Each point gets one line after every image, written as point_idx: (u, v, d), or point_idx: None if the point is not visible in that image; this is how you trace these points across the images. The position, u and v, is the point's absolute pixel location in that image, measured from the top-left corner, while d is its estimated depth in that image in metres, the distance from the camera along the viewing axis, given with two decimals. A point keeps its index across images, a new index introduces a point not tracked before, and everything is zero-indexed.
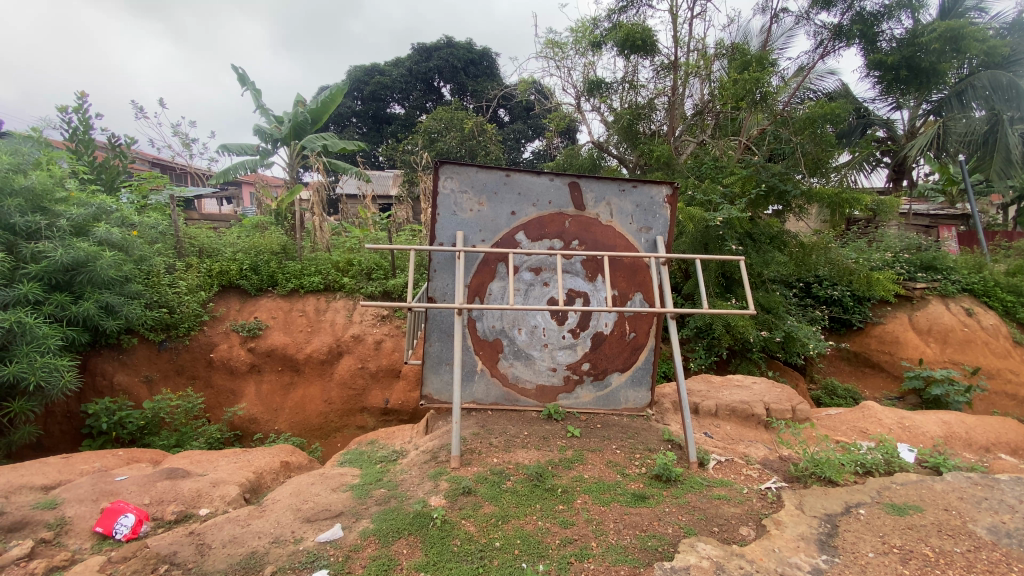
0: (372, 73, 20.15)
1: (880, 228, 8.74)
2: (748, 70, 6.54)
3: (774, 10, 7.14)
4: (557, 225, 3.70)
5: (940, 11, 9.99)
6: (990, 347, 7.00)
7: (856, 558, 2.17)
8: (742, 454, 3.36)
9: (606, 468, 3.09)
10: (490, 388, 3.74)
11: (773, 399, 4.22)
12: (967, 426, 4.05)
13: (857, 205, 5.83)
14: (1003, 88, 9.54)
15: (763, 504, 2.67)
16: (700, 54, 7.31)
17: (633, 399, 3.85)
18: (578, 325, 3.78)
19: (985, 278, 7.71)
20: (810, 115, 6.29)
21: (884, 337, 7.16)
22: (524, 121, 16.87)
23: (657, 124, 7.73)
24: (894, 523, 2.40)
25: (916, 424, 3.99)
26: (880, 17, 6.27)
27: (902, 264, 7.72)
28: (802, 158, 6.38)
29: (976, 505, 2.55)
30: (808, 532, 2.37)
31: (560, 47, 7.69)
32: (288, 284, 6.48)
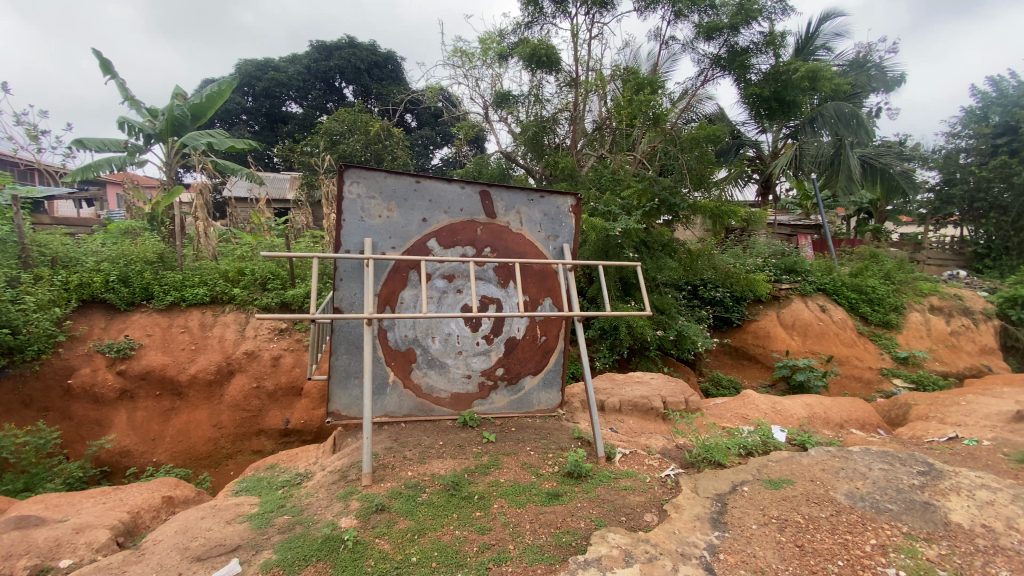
0: (265, 69, 18.88)
1: (751, 236, 9.94)
2: (642, 92, 7.09)
3: (664, 38, 7.82)
4: (468, 232, 3.72)
5: (796, 49, 11.59)
6: (840, 338, 8.16)
7: (743, 531, 2.42)
8: (643, 446, 3.61)
9: (521, 471, 3.15)
10: (403, 400, 3.66)
11: (669, 393, 4.59)
12: (825, 407, 4.72)
13: (734, 216, 6.54)
14: (845, 117, 11.27)
15: (663, 491, 2.88)
16: (596, 74, 7.80)
17: (545, 400, 3.98)
18: (491, 330, 3.82)
19: (834, 279, 9.00)
20: (694, 136, 6.92)
21: (757, 332, 8.15)
22: (432, 127, 16.74)
23: (561, 137, 8.11)
24: (772, 497, 2.72)
25: (786, 408, 4.57)
26: (751, 52, 7.11)
27: (771, 268, 8.91)
28: (687, 173, 7.04)
29: (836, 474, 2.94)
30: (702, 512, 2.60)
31: (467, 56, 7.76)
32: (166, 297, 5.78)
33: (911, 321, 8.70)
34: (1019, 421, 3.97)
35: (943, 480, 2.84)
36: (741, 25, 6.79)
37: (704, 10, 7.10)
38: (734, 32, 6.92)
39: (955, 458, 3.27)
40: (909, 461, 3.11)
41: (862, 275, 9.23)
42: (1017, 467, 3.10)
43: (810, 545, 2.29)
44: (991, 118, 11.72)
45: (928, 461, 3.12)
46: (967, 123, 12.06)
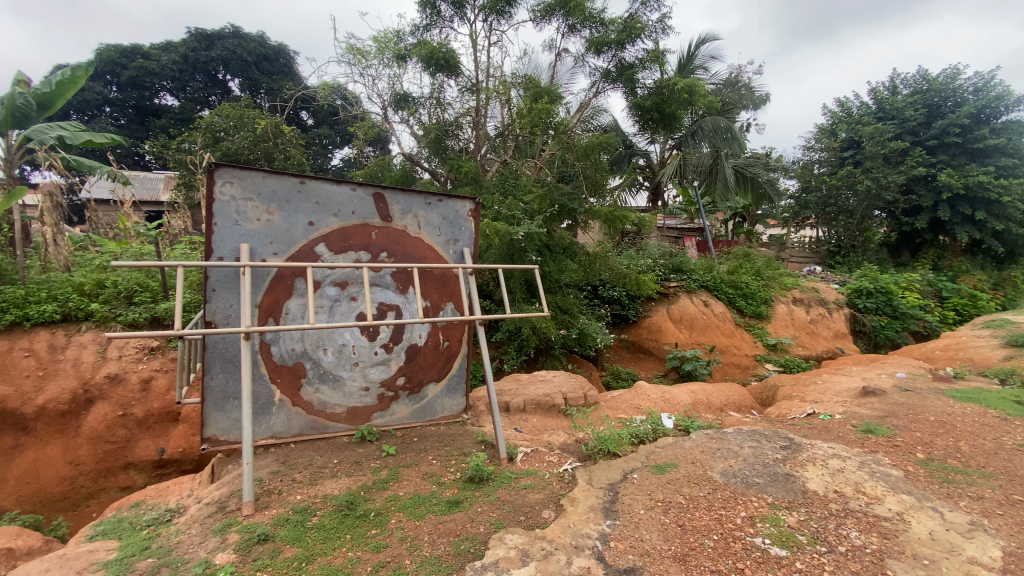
0: (132, 56, 16.77)
1: (643, 239, 10.68)
2: (540, 100, 7.26)
3: (559, 49, 8.10)
4: (361, 236, 3.55)
5: (679, 67, 12.69)
6: (721, 329, 9.03)
7: (632, 517, 2.56)
8: (545, 443, 3.69)
9: (421, 481, 3.05)
10: (292, 418, 3.41)
11: (569, 389, 4.75)
12: (707, 393, 5.18)
13: (626, 220, 6.96)
14: (721, 131, 12.56)
15: (561, 486, 2.95)
16: (497, 80, 7.88)
17: (449, 407, 3.92)
18: (391, 339, 3.67)
19: (714, 276, 9.94)
20: (589, 145, 7.20)
21: (651, 327, 8.77)
22: (329, 126, 15.89)
23: (464, 141, 8.08)
24: (658, 481, 2.91)
25: (673, 396, 4.95)
26: (637, 67, 7.59)
27: (660, 268, 9.63)
28: (584, 180, 7.37)
29: (713, 455, 3.21)
30: (596, 503, 2.70)
31: (362, 54, 7.47)
32: (3, 316, 4.87)
33: (778, 311, 9.85)
34: (860, 395, 4.63)
35: (801, 453, 3.22)
36: (626, 41, 7.24)
37: (594, 26, 7.49)
38: (621, 48, 7.38)
39: (812, 432, 3.73)
40: (774, 437, 3.48)
41: (737, 273, 10.29)
42: (858, 435, 3.60)
43: (690, 524, 2.46)
44: (837, 134, 13.60)
45: (789, 436, 3.52)
46: (819, 138, 13.86)
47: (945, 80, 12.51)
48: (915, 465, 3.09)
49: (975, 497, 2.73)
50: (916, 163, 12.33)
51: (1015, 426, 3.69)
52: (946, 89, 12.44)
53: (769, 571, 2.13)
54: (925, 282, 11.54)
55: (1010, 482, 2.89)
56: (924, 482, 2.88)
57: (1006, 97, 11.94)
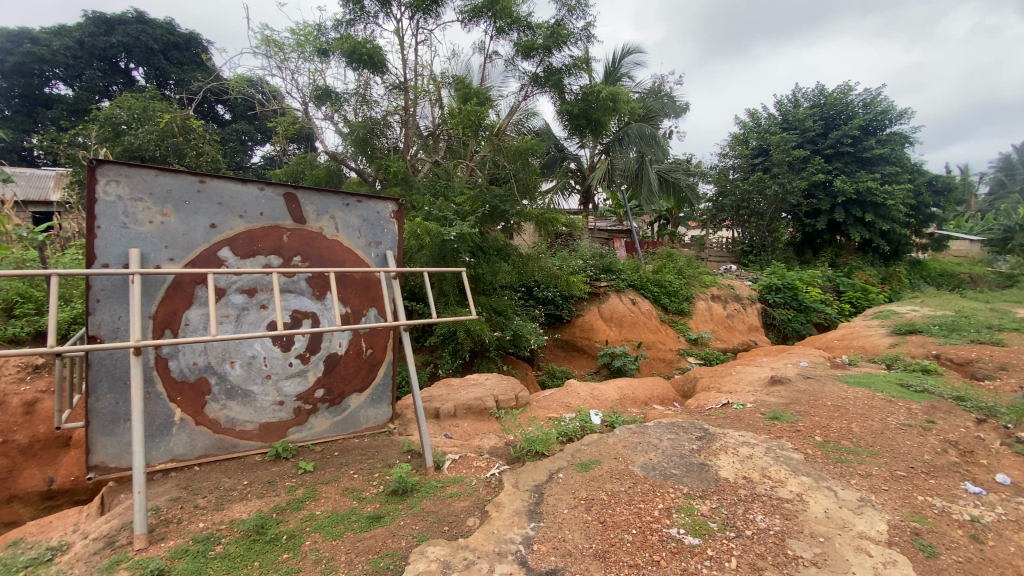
0: (15, 39, 14.89)
1: (575, 241, 10.92)
2: (470, 101, 7.16)
3: (488, 52, 8.04)
4: (271, 239, 3.33)
5: (606, 74, 13.14)
6: (648, 326, 9.42)
7: (555, 518, 2.56)
8: (474, 448, 3.64)
9: (340, 498, 2.90)
10: (195, 439, 3.13)
11: (500, 391, 4.74)
12: (633, 389, 5.36)
13: (557, 222, 7.05)
14: (646, 137, 13.00)
15: (487, 491, 2.91)
16: (426, 80, 7.71)
17: (374, 417, 3.77)
18: (307, 348, 3.47)
19: (641, 275, 10.35)
20: (519, 148, 7.21)
21: (583, 326, 8.98)
22: (248, 122, 14.91)
23: (393, 139, 7.82)
24: (582, 479, 2.95)
25: (601, 392, 5.08)
26: (564, 73, 7.71)
27: (591, 268, 9.86)
28: (515, 183, 7.38)
29: (635, 449, 3.31)
30: (521, 506, 2.69)
31: (278, 46, 7.05)
32: None
33: (699, 308, 10.43)
34: (769, 384, 4.98)
35: (714, 442, 3.40)
36: (554, 47, 7.35)
37: (522, 30, 7.55)
38: (548, 53, 7.48)
39: (725, 421, 3.96)
40: (691, 429, 3.65)
41: (662, 272, 10.79)
42: (767, 422, 3.86)
43: (611, 520, 2.51)
44: (749, 142, 14.62)
45: (705, 426, 3.71)
46: (733, 146, 14.85)
47: (839, 95, 13.81)
48: (814, 448, 3.36)
49: (864, 474, 3.00)
50: (816, 170, 13.55)
51: (897, 407, 4.12)
52: (840, 103, 13.75)
53: (682, 561, 2.21)
54: (826, 278, 12.71)
55: (891, 459, 3.21)
56: (821, 463, 3.13)
57: (889, 112, 13.39)
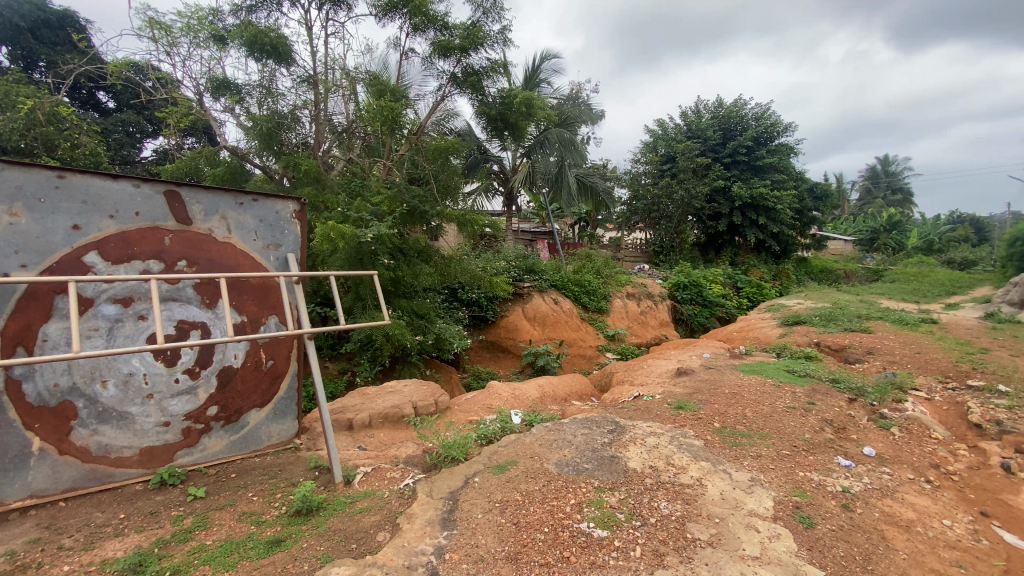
0: None
1: (499, 242, 10.93)
2: (385, 98, 6.90)
3: (404, 48, 7.81)
4: (149, 241, 3.00)
5: (525, 79, 13.34)
6: (569, 324, 9.68)
7: (469, 524, 2.53)
8: (389, 458, 3.51)
9: (237, 524, 2.66)
10: (59, 471, 2.73)
11: (419, 397, 4.62)
12: (553, 386, 5.47)
13: (478, 223, 6.98)
14: (566, 142, 13.23)
15: (399, 503, 2.81)
16: (338, 73, 7.34)
17: (276, 433, 3.54)
18: (197, 362, 3.16)
19: (562, 276, 10.60)
20: (437, 146, 7.00)
21: (508, 326, 9.05)
22: (136, 112, 13.37)
23: (302, 135, 7.36)
24: (498, 481, 2.94)
25: (522, 392, 5.13)
26: (482, 75, 7.69)
27: (514, 269, 9.91)
28: (434, 183, 7.11)
29: (550, 446, 3.36)
30: (434, 515, 2.63)
31: (167, 29, 6.39)
32: None
33: (616, 305, 10.89)
34: (676, 375, 5.30)
35: (625, 434, 3.54)
36: (471, 48, 7.33)
37: (438, 28, 7.45)
38: (465, 54, 7.45)
39: (636, 413, 4.14)
40: (603, 423, 3.78)
41: (581, 272, 11.13)
42: (673, 412, 4.09)
43: (524, 520, 2.52)
44: (658, 149, 15.53)
45: (616, 420, 3.86)
46: (644, 153, 15.71)
47: (735, 108, 15.09)
48: (713, 434, 3.61)
49: (754, 456, 3.27)
50: (716, 176, 14.71)
51: (784, 391, 4.55)
52: (736, 115, 15.02)
53: (591, 555, 2.26)
54: (726, 275, 13.83)
55: (778, 439, 3.53)
56: (718, 448, 3.36)
57: (776, 125, 14.83)
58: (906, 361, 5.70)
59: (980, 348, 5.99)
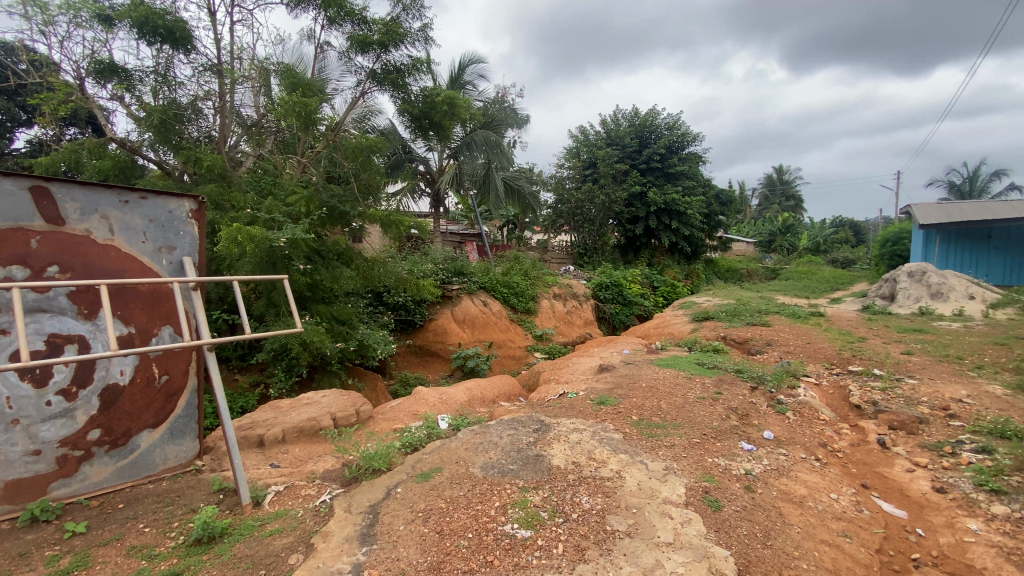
0: None
1: (426, 244, 10.73)
2: (299, 91, 6.52)
3: (319, 41, 7.44)
4: (11, 244, 2.61)
5: (450, 80, 13.25)
6: (498, 326, 9.71)
7: (390, 536, 2.45)
8: (305, 474, 3.31)
9: (124, 560, 2.37)
10: None
11: (338, 407, 4.41)
12: (481, 388, 5.46)
13: (403, 225, 6.78)
14: (491, 144, 13.24)
15: (314, 521, 2.66)
16: (246, 63, 6.84)
17: (173, 456, 3.21)
18: (74, 381, 2.79)
19: (491, 278, 10.60)
20: (357, 144, 6.69)
21: (436, 330, 8.91)
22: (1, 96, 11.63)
23: (205, 128, 6.76)
24: (421, 490, 2.87)
25: (450, 396, 5.06)
26: (403, 73, 7.51)
27: (442, 271, 9.72)
28: (354, 182, 6.78)
29: (476, 450, 3.33)
30: (352, 531, 2.52)
31: (37, 4, 5.61)
32: None
33: (544, 306, 11.10)
34: (599, 372, 5.50)
35: (549, 432, 3.60)
36: (391, 45, 7.16)
37: (356, 22, 7.19)
38: (385, 50, 7.26)
39: (561, 411, 4.24)
40: (529, 422, 3.81)
41: (510, 274, 11.22)
42: (595, 408, 4.22)
43: (447, 528, 2.48)
44: (581, 155, 16.11)
45: (541, 419, 3.91)
46: (567, 158, 16.22)
47: (650, 117, 15.97)
48: (631, 427, 3.77)
49: (669, 445, 3.46)
50: (634, 182, 15.50)
51: (695, 383, 4.88)
52: (651, 124, 15.91)
53: (514, 557, 2.27)
54: (644, 275, 14.62)
55: (690, 429, 3.76)
56: (636, 440, 3.52)
57: (687, 135, 15.90)
58: (798, 351, 6.32)
59: (858, 337, 6.78)
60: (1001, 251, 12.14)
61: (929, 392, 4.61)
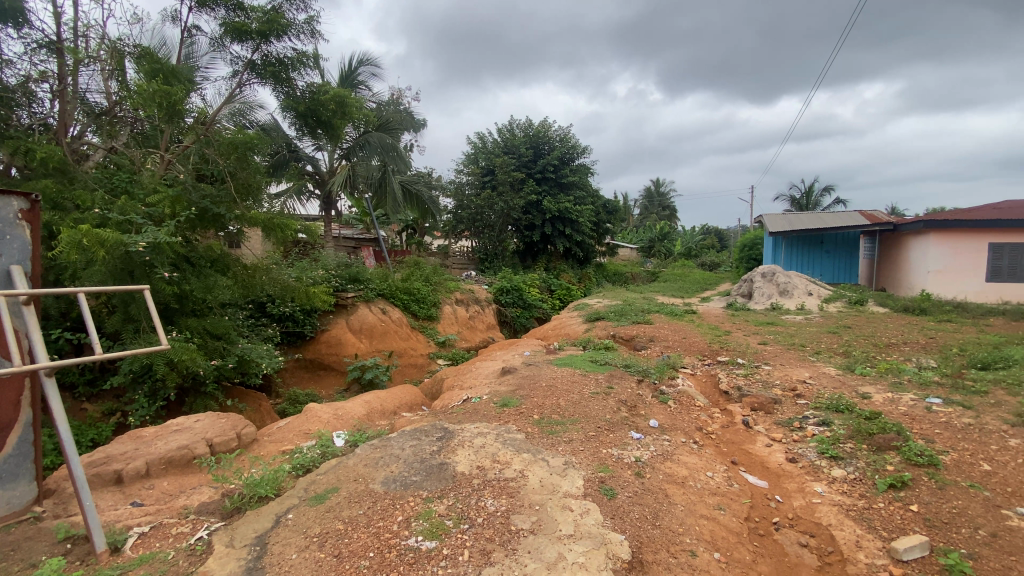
0: None
1: (316, 250, 10.07)
2: (162, 78, 5.77)
3: (186, 24, 6.68)
4: None
5: (341, 78, 12.66)
6: (398, 334, 9.42)
7: (281, 567, 2.26)
8: (177, 510, 2.93)
9: None
10: None
11: (216, 431, 3.96)
12: (380, 400, 5.25)
13: (288, 229, 6.27)
14: (387, 148, 12.72)
15: (190, 562, 2.37)
16: (94, 42, 5.91)
17: (3, 504, 2.65)
18: None
19: (389, 284, 10.22)
20: (232, 140, 6.05)
21: (330, 341, 8.41)
22: None
23: (40, 114, 5.72)
24: (316, 513, 2.69)
25: (346, 411, 4.79)
26: (287, 66, 7.01)
27: (336, 279, 9.12)
28: (231, 182, 6.12)
29: (376, 465, 3.19)
30: (236, 568, 2.28)
31: None
32: None
33: (445, 312, 11.00)
34: (501, 375, 5.58)
35: (453, 439, 3.57)
36: (272, 35, 6.64)
37: (230, 8, 6.59)
38: (265, 41, 6.73)
39: (465, 416, 4.23)
40: (432, 431, 3.75)
41: (410, 279, 10.91)
42: (498, 410, 4.27)
43: (346, 550, 2.35)
44: (478, 162, 16.35)
45: (445, 426, 3.87)
46: (465, 164, 16.37)
47: (543, 128, 16.69)
48: (533, 426, 3.88)
49: (567, 441, 3.62)
50: (530, 190, 16.05)
51: (589, 379, 5.18)
52: (544, 135, 16.63)
53: (419, 570, 2.22)
54: (542, 280, 15.18)
55: (586, 423, 3.97)
56: (538, 439, 3.62)
57: (577, 147, 16.87)
58: (676, 345, 7.00)
59: (724, 331, 7.68)
60: (830, 254, 14.49)
61: (781, 375, 5.37)
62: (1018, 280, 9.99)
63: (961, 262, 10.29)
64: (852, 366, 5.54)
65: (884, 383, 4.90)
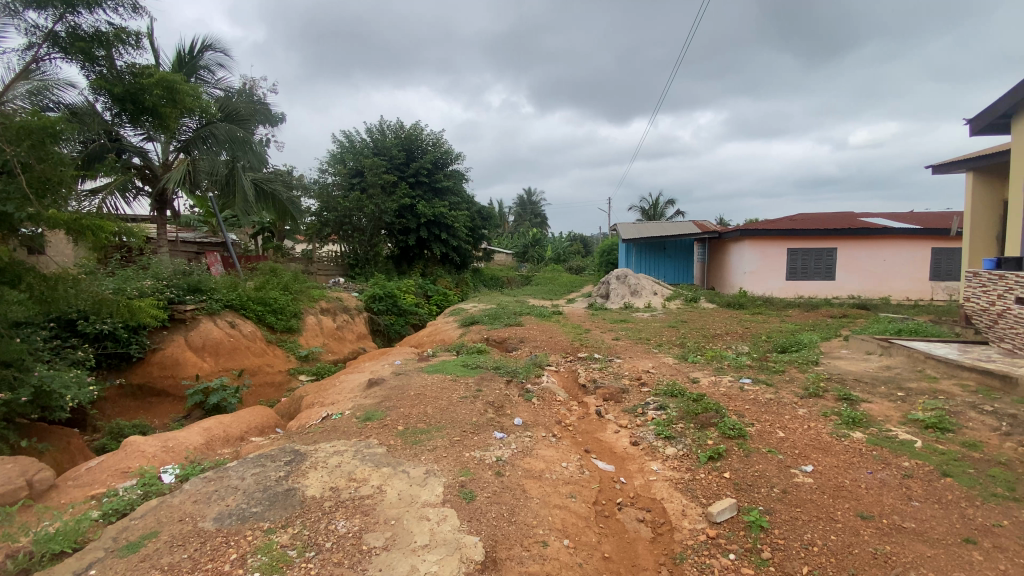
0: None
1: (145, 257, 8.67)
2: None
3: None
4: None
5: (177, 62, 11.02)
6: (251, 349, 8.51)
7: None
8: None
9: None
10: None
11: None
12: (223, 426, 4.68)
13: (104, 233, 5.12)
14: (237, 140, 11.25)
15: None
16: None
17: None
18: None
19: (239, 294, 9.18)
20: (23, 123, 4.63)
21: (164, 361, 7.31)
22: None
23: None
24: (128, 564, 2.30)
25: (178, 440, 4.17)
26: (103, 43, 5.78)
27: (172, 289, 7.91)
28: (22, 175, 4.69)
29: (208, 500, 2.83)
30: None
31: None
32: None
33: (308, 323, 10.22)
34: (366, 386, 5.33)
35: (304, 462, 3.31)
36: (83, 4, 5.43)
37: None
38: (72, 9, 5.45)
39: (322, 434, 3.96)
40: (279, 455, 3.43)
41: (265, 288, 9.86)
42: (360, 425, 4.07)
43: None
44: (346, 163, 15.67)
45: (295, 448, 3.57)
46: (331, 164, 15.58)
47: (415, 132, 16.46)
48: (396, 438, 3.76)
49: (430, 449, 3.57)
50: (403, 194, 15.71)
51: (458, 384, 5.18)
52: (417, 139, 16.42)
53: None
54: (418, 286, 14.91)
55: (450, 429, 3.96)
56: (399, 451, 3.52)
57: (450, 152, 16.96)
58: (543, 345, 7.35)
59: (585, 330, 8.27)
60: (672, 259, 16.48)
61: (630, 367, 5.93)
62: (808, 278, 12.30)
63: (769, 263, 12.38)
64: (686, 355, 6.33)
65: (710, 369, 5.68)
